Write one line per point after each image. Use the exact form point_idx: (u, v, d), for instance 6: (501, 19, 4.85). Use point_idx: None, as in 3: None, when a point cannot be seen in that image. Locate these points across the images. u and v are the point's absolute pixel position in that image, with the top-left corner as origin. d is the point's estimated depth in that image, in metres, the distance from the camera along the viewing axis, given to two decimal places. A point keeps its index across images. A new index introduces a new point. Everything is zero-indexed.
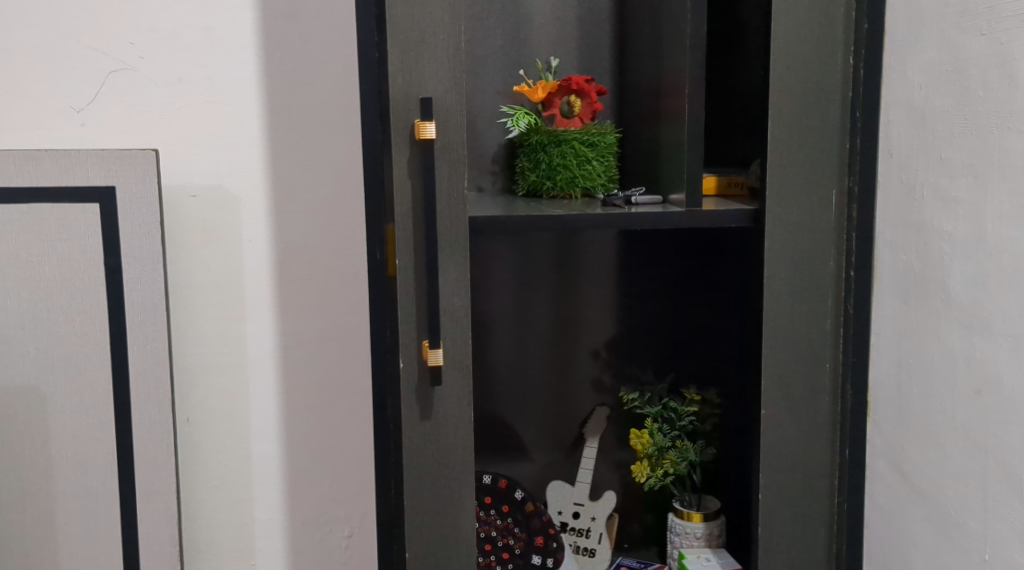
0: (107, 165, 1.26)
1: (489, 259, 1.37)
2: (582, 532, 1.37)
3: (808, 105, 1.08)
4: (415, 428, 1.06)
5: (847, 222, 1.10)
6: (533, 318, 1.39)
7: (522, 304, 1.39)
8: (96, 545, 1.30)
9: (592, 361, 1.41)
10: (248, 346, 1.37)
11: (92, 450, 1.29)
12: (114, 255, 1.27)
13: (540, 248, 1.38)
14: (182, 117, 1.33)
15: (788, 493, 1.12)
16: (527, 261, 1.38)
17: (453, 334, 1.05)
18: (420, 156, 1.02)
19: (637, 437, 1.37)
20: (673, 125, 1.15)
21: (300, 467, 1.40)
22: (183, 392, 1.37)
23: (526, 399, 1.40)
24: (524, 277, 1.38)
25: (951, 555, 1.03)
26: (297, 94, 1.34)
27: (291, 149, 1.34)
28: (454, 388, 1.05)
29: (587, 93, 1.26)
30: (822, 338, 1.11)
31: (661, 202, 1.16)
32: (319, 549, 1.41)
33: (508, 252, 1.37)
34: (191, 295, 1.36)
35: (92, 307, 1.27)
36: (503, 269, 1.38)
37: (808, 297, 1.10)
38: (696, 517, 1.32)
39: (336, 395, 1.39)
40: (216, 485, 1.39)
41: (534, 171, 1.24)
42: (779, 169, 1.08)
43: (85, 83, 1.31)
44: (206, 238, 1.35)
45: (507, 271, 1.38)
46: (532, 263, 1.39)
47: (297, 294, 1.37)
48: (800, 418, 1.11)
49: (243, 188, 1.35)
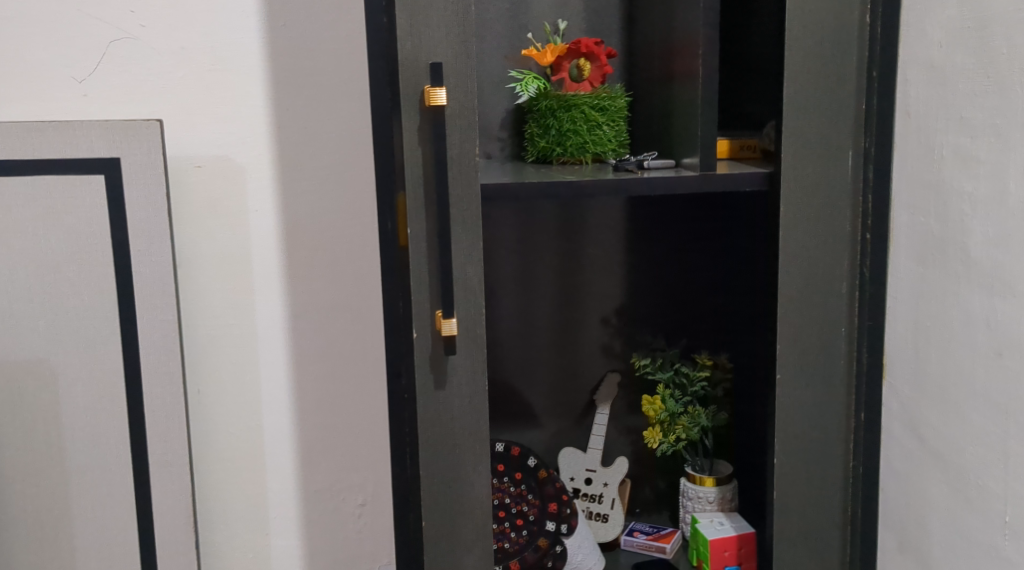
0: (112, 137, 1.25)
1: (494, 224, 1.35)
2: (595, 497, 1.37)
3: (825, 66, 1.06)
4: (429, 398, 1.05)
5: (863, 184, 1.08)
6: (538, 285, 1.38)
7: (526, 272, 1.38)
8: (110, 516, 1.30)
9: (601, 327, 1.41)
10: (257, 317, 1.37)
11: (104, 423, 1.29)
12: (120, 227, 1.26)
13: (543, 216, 1.37)
14: (185, 87, 1.31)
15: (803, 458, 1.12)
16: (531, 229, 1.37)
17: (467, 303, 1.04)
18: (430, 122, 1.00)
19: (649, 402, 1.36)
20: (686, 87, 1.13)
21: (313, 437, 1.40)
22: (192, 364, 1.36)
23: (534, 366, 1.40)
24: (528, 245, 1.37)
25: (969, 516, 1.03)
26: (301, 62, 1.32)
27: (296, 117, 1.33)
28: (469, 357, 1.05)
29: (597, 56, 1.24)
30: (838, 303, 1.10)
31: (674, 166, 1.15)
32: (333, 517, 1.42)
33: (512, 218, 1.36)
34: (198, 267, 1.35)
35: (100, 279, 1.27)
36: (509, 235, 1.36)
37: (825, 260, 1.09)
38: (708, 481, 1.33)
39: (347, 365, 1.39)
40: (229, 456, 1.39)
41: (543, 136, 1.23)
42: (794, 132, 1.06)
43: (86, 53, 1.30)
44: (212, 209, 1.34)
45: (511, 238, 1.36)
46: (536, 229, 1.37)
47: (306, 263, 1.36)
48: (815, 382, 1.11)
49: (248, 158, 1.33)
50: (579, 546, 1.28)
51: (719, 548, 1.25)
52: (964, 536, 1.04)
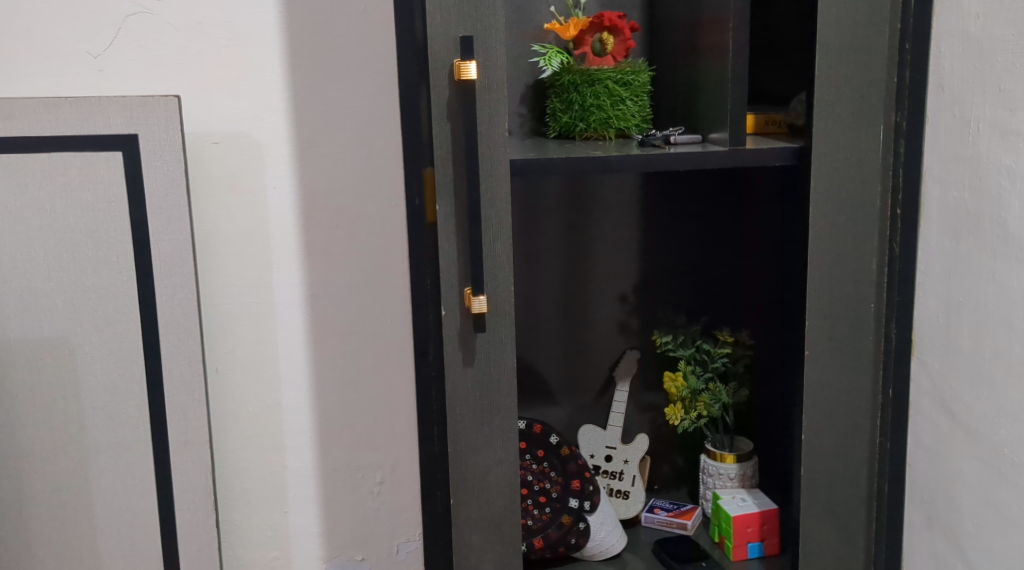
0: (130, 112, 1.24)
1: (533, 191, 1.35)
2: (616, 474, 1.37)
3: (857, 38, 1.05)
4: (458, 376, 1.04)
5: (894, 158, 1.08)
6: (548, 263, 1.37)
7: (535, 251, 1.36)
8: (130, 494, 1.30)
9: (618, 305, 1.40)
10: (275, 295, 1.37)
11: (124, 401, 1.29)
12: (138, 205, 1.25)
13: (547, 194, 1.35)
14: (202, 62, 1.30)
15: (831, 434, 1.12)
16: (540, 207, 1.35)
17: (497, 281, 1.02)
18: (459, 98, 0.99)
19: (672, 379, 1.36)
20: (714, 61, 1.12)
21: (332, 415, 1.40)
22: (212, 341, 1.36)
23: (549, 344, 1.39)
24: (538, 223, 1.36)
25: (1003, 492, 1.03)
26: (320, 35, 1.31)
27: (316, 93, 1.32)
28: (498, 335, 1.04)
29: (620, 30, 1.22)
30: (867, 279, 1.10)
31: (701, 141, 1.14)
32: (352, 495, 1.43)
33: (550, 188, 1.35)
34: (216, 244, 1.34)
35: (118, 257, 1.26)
36: (548, 204, 1.36)
37: (855, 237, 1.08)
38: (729, 458, 1.34)
39: (365, 345, 1.39)
40: (249, 435, 1.40)
41: (565, 112, 1.22)
42: (826, 105, 1.05)
43: (101, 28, 1.28)
44: (230, 186, 1.33)
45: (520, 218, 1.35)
46: (546, 208, 1.35)
47: (325, 241, 1.36)
48: (844, 358, 1.11)
49: (266, 134, 1.32)
50: (601, 523, 1.27)
51: (742, 524, 1.26)
52: (998, 512, 1.04)
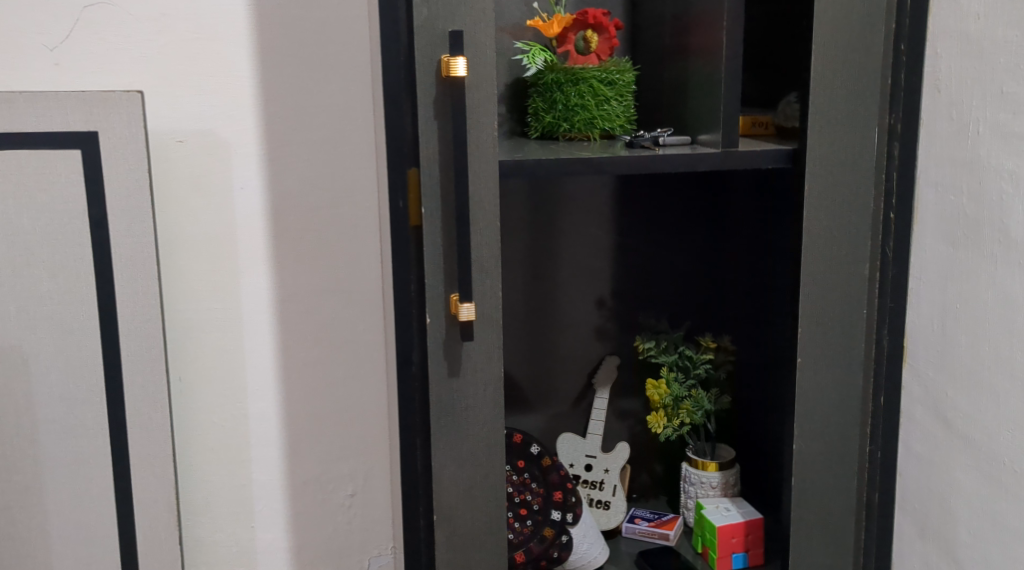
0: (89, 109, 1.18)
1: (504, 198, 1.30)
2: (596, 484, 1.34)
3: (855, 37, 1.04)
4: (443, 387, 1.00)
5: (887, 162, 1.07)
6: (520, 268, 1.33)
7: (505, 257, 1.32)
8: (86, 509, 1.26)
9: (595, 310, 1.37)
10: (242, 299, 1.31)
11: (82, 412, 1.24)
12: (97, 205, 1.20)
13: (513, 202, 1.30)
14: (166, 55, 1.24)
15: (823, 444, 1.09)
16: (512, 213, 1.30)
17: (484, 287, 0.98)
18: (447, 95, 0.95)
19: (654, 387, 1.33)
20: (704, 61, 1.09)
21: (303, 427, 1.36)
22: (176, 349, 1.31)
23: (524, 350, 1.35)
24: (512, 231, 1.31)
25: (1002, 502, 1.02)
26: (292, 29, 1.26)
27: (287, 91, 1.27)
28: (485, 344, 1.00)
29: (604, 27, 1.19)
30: (859, 283, 1.08)
31: (690, 143, 1.11)
32: (322, 507, 1.38)
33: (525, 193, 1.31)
34: (181, 248, 1.29)
35: (76, 262, 1.21)
36: (519, 212, 1.31)
37: (847, 242, 1.07)
38: (711, 466, 1.31)
39: (335, 351, 1.35)
40: (213, 447, 1.34)
41: (548, 112, 1.18)
42: (822, 107, 1.04)
43: (58, 19, 1.21)
44: (195, 187, 1.28)
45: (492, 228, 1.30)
46: (518, 215, 1.31)
47: (294, 245, 1.31)
48: (836, 366, 1.09)
49: (233, 131, 1.27)
50: (584, 535, 1.24)
51: (728, 535, 1.23)
52: (997, 523, 1.03)
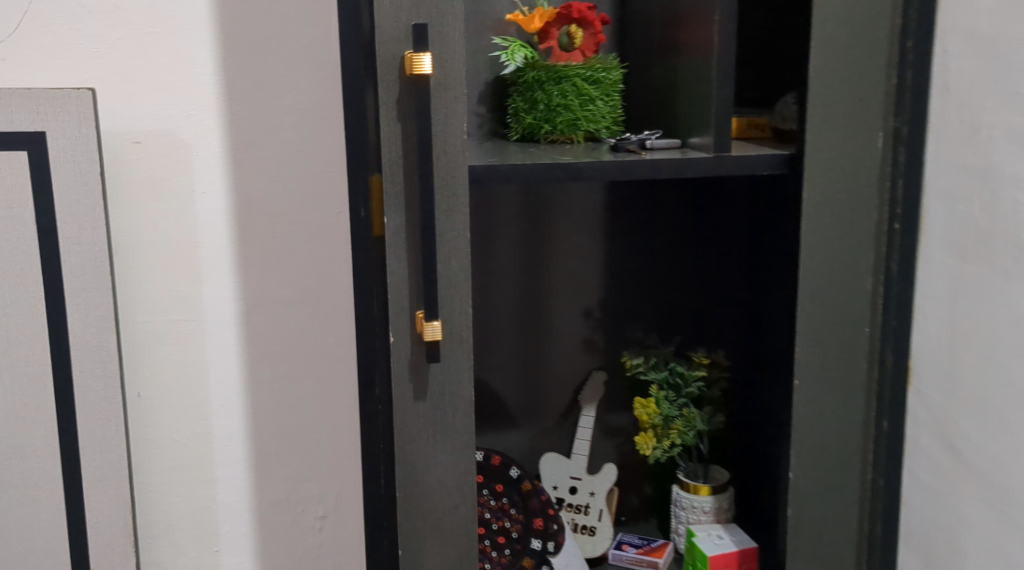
0: (36, 107, 1.11)
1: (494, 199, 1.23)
2: (581, 508, 1.26)
3: (858, 34, 0.97)
4: (408, 412, 0.92)
5: (892, 167, 1.00)
6: (502, 277, 1.25)
7: (488, 265, 1.24)
8: (36, 533, 1.18)
9: (583, 321, 1.29)
10: (205, 310, 1.24)
11: (31, 431, 1.17)
12: (46, 210, 1.13)
13: (502, 205, 1.23)
14: (120, 50, 1.17)
15: (820, 472, 1.02)
16: (493, 217, 1.23)
17: (453, 303, 0.90)
18: (411, 95, 0.87)
19: (642, 406, 1.24)
20: (697, 58, 1.01)
21: (270, 445, 1.28)
22: (133, 363, 1.23)
23: (505, 363, 1.27)
24: (497, 237, 1.24)
25: (1012, 540, 0.96)
26: (255, 23, 1.18)
27: (250, 89, 1.19)
28: (453, 365, 0.91)
29: (590, 22, 1.11)
30: (861, 300, 1.01)
31: (680, 146, 1.03)
32: (291, 530, 1.30)
33: (516, 198, 1.23)
34: (139, 255, 1.21)
35: (24, 271, 1.14)
36: (508, 216, 1.24)
37: (849, 252, 1.00)
38: (703, 489, 1.22)
39: (305, 365, 1.27)
40: (174, 467, 1.26)
41: (529, 112, 1.10)
42: (822, 108, 0.97)
43: (5, 11, 1.14)
44: (153, 191, 1.20)
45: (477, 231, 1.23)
46: (500, 221, 1.23)
47: (260, 253, 1.23)
48: (835, 389, 1.01)
49: (193, 132, 1.19)
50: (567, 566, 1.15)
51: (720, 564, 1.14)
52: (1006, 562, 0.97)
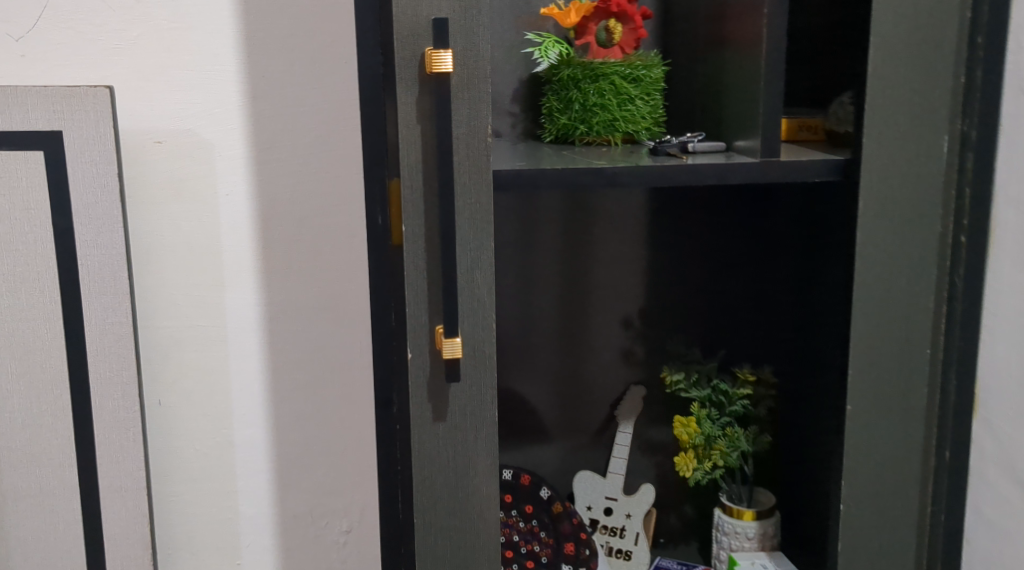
0: (52, 106, 1.07)
1: (534, 203, 1.16)
2: (616, 531, 1.18)
3: (922, 31, 0.89)
4: (428, 433, 0.86)
5: (958, 175, 0.92)
6: (538, 285, 1.19)
7: (527, 274, 1.18)
8: (51, 545, 1.15)
9: (621, 331, 1.22)
10: (227, 316, 1.19)
11: (47, 440, 1.13)
12: (63, 212, 1.09)
13: (542, 209, 1.17)
14: (142, 47, 1.12)
15: (874, 503, 0.95)
16: (534, 225, 1.17)
17: (475, 318, 0.84)
18: (432, 95, 0.81)
19: (683, 425, 1.17)
20: (743, 55, 0.94)
21: (293, 457, 1.23)
22: (154, 371, 1.19)
23: (540, 374, 1.21)
24: (537, 244, 1.18)
25: None
26: (280, 19, 1.13)
27: (275, 87, 1.14)
28: (476, 384, 0.86)
29: (629, 16, 1.04)
30: (921, 319, 0.93)
31: (724, 150, 0.96)
32: (314, 544, 1.25)
33: (555, 203, 1.17)
34: (161, 259, 1.17)
35: (40, 274, 1.10)
36: (547, 222, 1.17)
37: (909, 266, 0.92)
38: (747, 514, 1.14)
39: (330, 375, 1.21)
40: (195, 478, 1.22)
41: (564, 112, 1.04)
42: (880, 110, 0.89)
43: (25, 6, 1.11)
44: (174, 192, 1.15)
45: (518, 240, 1.17)
46: (541, 228, 1.18)
47: (286, 258, 1.18)
48: (892, 414, 0.94)
49: (216, 132, 1.15)
50: None
51: None
52: None
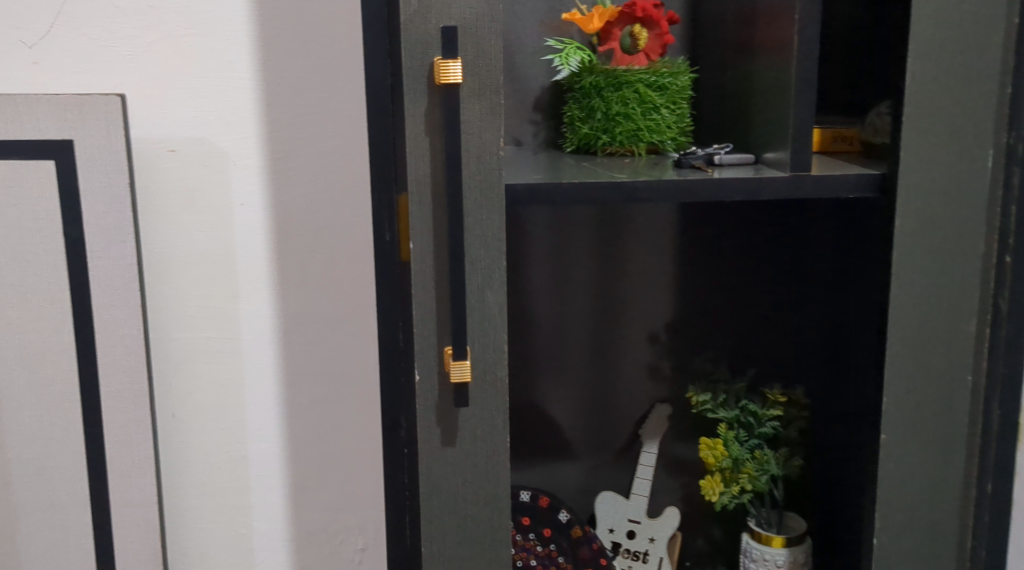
0: (63, 114, 1.05)
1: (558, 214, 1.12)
2: (639, 555, 1.14)
3: (964, 38, 0.84)
4: (436, 457, 0.82)
5: (1002, 190, 0.86)
6: (561, 297, 1.14)
7: (550, 286, 1.14)
8: (61, 559, 1.12)
9: (647, 346, 1.17)
10: (241, 327, 1.16)
11: (57, 453, 1.11)
12: (73, 222, 1.07)
13: (565, 220, 1.13)
14: (156, 53, 1.10)
15: (905, 534, 0.90)
16: (562, 237, 1.13)
17: (486, 338, 0.81)
18: (442, 107, 0.78)
19: (709, 447, 1.12)
20: (773, 63, 0.89)
21: (307, 472, 1.20)
22: (166, 383, 1.16)
23: (563, 389, 1.16)
24: (564, 257, 1.14)
25: None
26: (296, 25, 1.10)
27: (290, 94, 1.11)
28: (487, 407, 0.82)
29: (655, 21, 1.00)
30: (960, 343, 0.88)
31: (753, 162, 0.91)
32: (329, 561, 1.22)
33: (578, 215, 1.13)
34: (174, 270, 1.14)
35: (50, 285, 1.08)
36: (570, 233, 1.13)
37: (948, 287, 0.87)
38: (776, 541, 1.09)
39: (345, 388, 1.18)
40: (207, 492, 1.19)
41: (586, 122, 1.00)
42: (919, 123, 0.85)
43: (39, 13, 1.08)
44: (187, 202, 1.13)
45: (547, 253, 1.13)
46: (569, 241, 1.14)
47: (301, 269, 1.15)
48: (927, 443, 0.89)
49: (231, 140, 1.12)
50: None
51: None
52: None
